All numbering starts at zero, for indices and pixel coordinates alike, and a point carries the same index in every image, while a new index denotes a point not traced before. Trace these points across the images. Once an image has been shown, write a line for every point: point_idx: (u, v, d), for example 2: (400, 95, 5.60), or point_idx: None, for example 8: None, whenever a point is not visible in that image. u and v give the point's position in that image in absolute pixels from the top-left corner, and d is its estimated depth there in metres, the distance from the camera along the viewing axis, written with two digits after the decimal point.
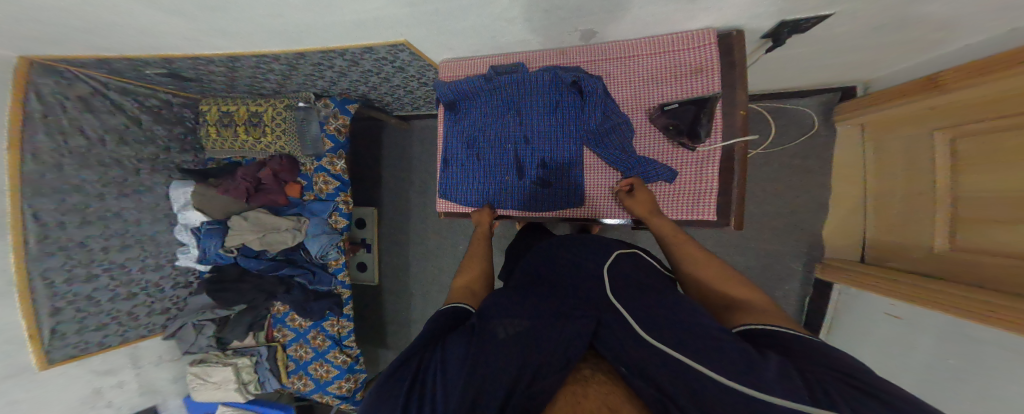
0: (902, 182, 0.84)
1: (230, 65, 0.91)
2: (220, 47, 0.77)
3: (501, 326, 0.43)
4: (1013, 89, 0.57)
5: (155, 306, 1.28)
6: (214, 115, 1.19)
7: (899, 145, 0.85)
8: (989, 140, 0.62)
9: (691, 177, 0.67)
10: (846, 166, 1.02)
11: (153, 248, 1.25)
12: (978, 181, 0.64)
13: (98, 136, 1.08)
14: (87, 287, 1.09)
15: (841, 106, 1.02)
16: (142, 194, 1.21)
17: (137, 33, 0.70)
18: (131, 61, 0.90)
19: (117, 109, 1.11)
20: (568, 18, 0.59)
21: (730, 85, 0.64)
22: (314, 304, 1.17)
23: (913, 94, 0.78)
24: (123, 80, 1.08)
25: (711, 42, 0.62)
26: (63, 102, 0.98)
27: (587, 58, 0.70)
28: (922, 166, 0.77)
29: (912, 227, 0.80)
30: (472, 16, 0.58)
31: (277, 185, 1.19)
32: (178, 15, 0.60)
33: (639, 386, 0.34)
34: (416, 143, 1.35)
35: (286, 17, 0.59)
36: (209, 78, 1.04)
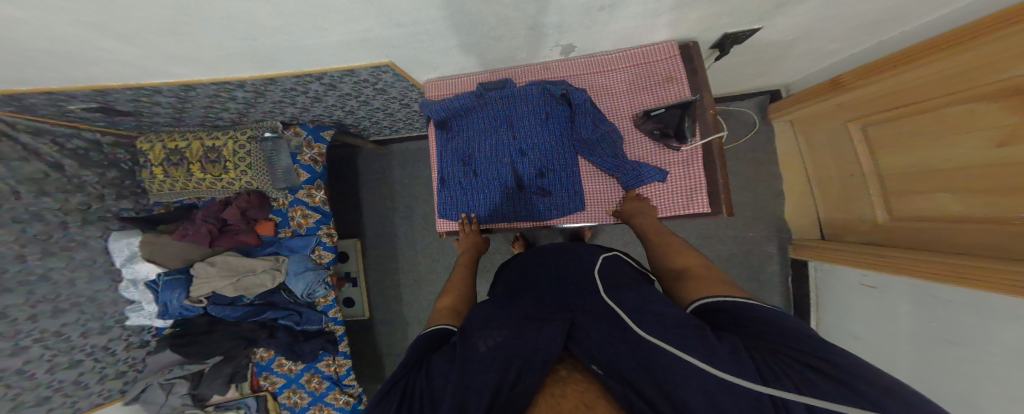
0: (834, 166, 0.96)
1: (182, 95, 0.83)
2: (171, 73, 0.70)
3: (480, 340, 0.49)
4: (911, 79, 0.68)
5: (106, 371, 1.14)
6: (160, 152, 1.06)
7: (821, 134, 0.98)
8: (904, 124, 0.73)
9: (680, 175, 0.72)
10: (788, 160, 1.14)
11: (95, 311, 1.10)
12: (897, 160, 0.76)
13: (10, 188, 0.93)
14: (13, 360, 0.93)
15: (773, 106, 1.12)
16: (73, 250, 1.05)
17: (70, 62, 0.62)
18: (51, 95, 0.79)
19: (32, 154, 0.96)
20: (552, 34, 0.61)
21: (698, 90, 0.68)
22: (304, 345, 1.10)
23: (818, 94, 0.91)
24: (40, 120, 0.94)
25: (676, 54, 0.68)
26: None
27: (569, 72, 0.73)
28: (843, 150, 0.91)
29: (852, 203, 0.93)
30: (463, 34, 0.59)
31: (246, 225, 1.09)
32: (125, 39, 0.55)
33: (614, 386, 0.38)
34: (396, 166, 1.31)
35: (261, 41, 0.58)
36: (154, 111, 0.94)
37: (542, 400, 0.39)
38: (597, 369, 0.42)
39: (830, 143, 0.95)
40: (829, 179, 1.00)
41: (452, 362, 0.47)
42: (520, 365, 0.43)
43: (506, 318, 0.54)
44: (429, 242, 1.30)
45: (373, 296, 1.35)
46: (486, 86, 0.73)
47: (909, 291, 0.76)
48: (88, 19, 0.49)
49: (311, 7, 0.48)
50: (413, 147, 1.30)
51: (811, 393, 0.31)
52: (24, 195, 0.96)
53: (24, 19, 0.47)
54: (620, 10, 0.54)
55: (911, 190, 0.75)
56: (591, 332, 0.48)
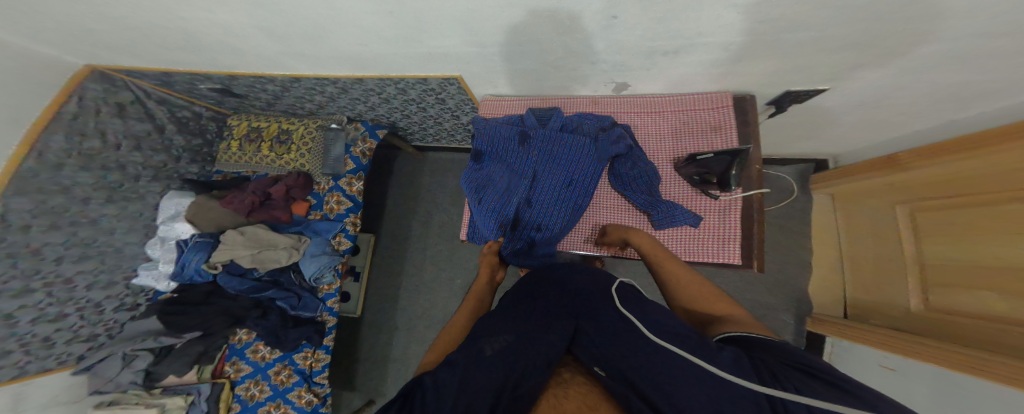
0: (872, 246, 0.91)
1: (286, 85, 1.01)
2: (289, 66, 0.88)
3: (488, 344, 0.45)
4: (957, 168, 0.69)
5: (80, 332, 1.08)
6: (243, 129, 1.24)
7: (862, 213, 0.96)
8: (946, 215, 0.72)
9: (714, 224, 0.72)
10: (819, 229, 1.10)
11: (113, 262, 1.13)
12: (942, 251, 0.72)
13: (116, 140, 1.11)
14: (15, 302, 0.93)
15: (815, 176, 1.12)
16: (130, 201, 1.16)
17: (226, 50, 0.83)
18: (196, 76, 1.01)
19: (148, 116, 1.18)
20: (609, 71, 0.72)
21: (747, 141, 0.72)
22: (290, 331, 1.06)
23: (868, 168, 0.91)
24: (167, 92, 1.17)
25: (728, 104, 0.74)
26: (99, 107, 1.06)
27: (620, 108, 0.81)
28: (885, 230, 0.88)
29: (882, 285, 0.87)
30: (530, 59, 0.71)
31: (284, 202, 1.16)
32: (278, 37, 0.74)
33: (613, 384, 0.36)
34: (427, 173, 1.40)
35: (368, 48, 0.74)
36: (257, 96, 1.13)
37: (545, 401, 0.37)
38: (600, 372, 0.39)
39: (871, 226, 0.92)
40: (861, 260, 0.94)
41: (459, 365, 0.42)
42: (527, 361, 0.41)
43: (517, 318, 0.51)
44: (441, 251, 1.31)
45: (370, 294, 1.31)
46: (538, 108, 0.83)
47: (932, 376, 0.69)
48: (261, 18, 0.67)
49: (416, 23, 0.62)
50: (447, 158, 1.39)
51: (811, 396, 0.27)
52: (120, 146, 1.13)
53: (222, 12, 0.66)
54: (681, 56, 0.63)
55: (950, 282, 0.69)
56: (596, 333, 0.44)
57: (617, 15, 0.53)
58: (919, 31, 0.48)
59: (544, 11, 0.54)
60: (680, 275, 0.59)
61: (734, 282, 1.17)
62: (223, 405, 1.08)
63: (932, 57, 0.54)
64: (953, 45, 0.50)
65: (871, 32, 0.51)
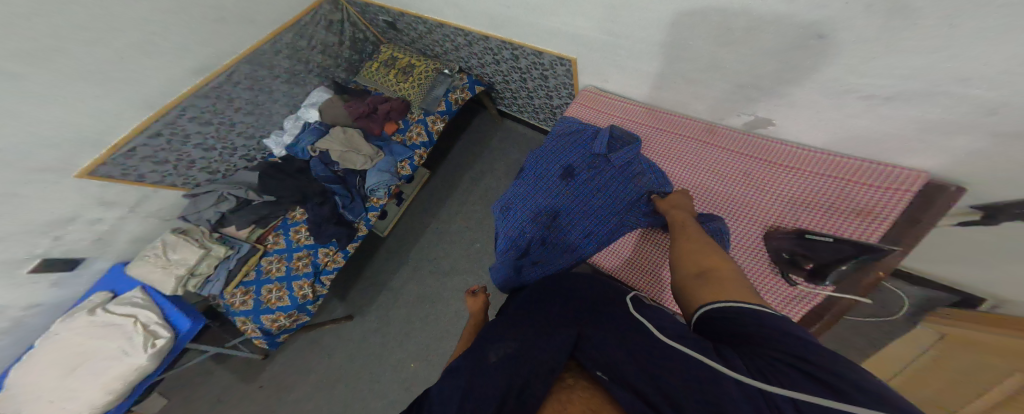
0: (939, 395, 0.66)
1: (430, 26, 1.12)
2: (440, 11, 1.00)
3: (494, 352, 0.39)
4: None
5: (211, 165, 1.21)
6: (386, 55, 1.39)
7: (949, 355, 0.69)
8: None
9: (771, 309, 0.59)
10: (880, 364, 0.85)
11: (261, 122, 1.29)
12: None
13: None
14: (197, 126, 1.10)
15: (936, 310, 0.86)
16: (298, 85, 1.35)
17: None
18: (383, 9, 1.23)
19: None
20: (756, 100, 0.65)
21: (891, 239, 0.54)
22: (329, 226, 1.13)
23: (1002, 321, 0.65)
24: (361, 19, 1.43)
25: (906, 190, 0.55)
26: (321, 21, 1.34)
27: (743, 147, 0.71)
28: (955, 379, 0.64)
29: None
30: (666, 64, 0.68)
31: (382, 119, 1.26)
32: None
33: (621, 396, 0.29)
34: (496, 138, 1.44)
35: (510, 10, 0.80)
36: (410, 31, 1.27)
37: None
38: (601, 375, 0.33)
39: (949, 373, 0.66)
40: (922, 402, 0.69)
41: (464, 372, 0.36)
42: (527, 362, 0.35)
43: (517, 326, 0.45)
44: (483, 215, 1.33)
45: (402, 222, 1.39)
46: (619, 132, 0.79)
47: None
48: None
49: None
50: (521, 132, 1.42)
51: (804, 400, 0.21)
52: (314, 45, 1.34)
53: None
54: (863, 111, 0.54)
55: None
56: (600, 341, 0.37)
57: (827, 34, 0.47)
58: None
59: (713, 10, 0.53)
60: (699, 251, 0.48)
61: None
62: (245, 269, 1.12)
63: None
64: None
65: None
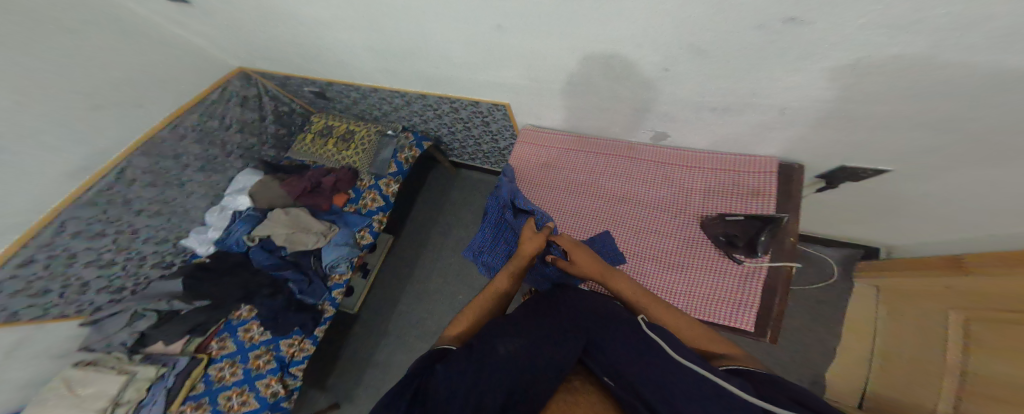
0: (911, 345, 0.82)
1: (366, 93, 1.20)
2: (374, 78, 1.06)
3: (500, 344, 0.42)
4: None
5: (112, 282, 1.14)
6: (319, 126, 1.48)
7: (913, 313, 0.86)
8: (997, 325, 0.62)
9: (731, 289, 0.65)
10: (856, 325, 1.02)
11: (177, 221, 1.27)
12: (989, 363, 0.61)
13: (230, 124, 1.38)
14: (85, 242, 1.04)
15: (864, 265, 1.07)
16: (215, 173, 1.36)
17: (332, 61, 1.04)
18: (305, 78, 1.26)
19: (258, 107, 1.45)
20: (653, 118, 0.76)
21: (786, 210, 0.68)
22: (291, 314, 1.10)
23: (932, 269, 0.85)
24: (278, 90, 1.46)
25: (772, 170, 0.71)
26: (232, 98, 1.36)
27: (656, 155, 0.81)
28: (933, 332, 0.77)
29: (915, 389, 0.76)
30: (582, 98, 0.78)
31: (329, 191, 1.27)
32: (377, 57, 0.93)
33: (621, 395, 0.37)
34: (457, 189, 1.48)
35: (440, 70, 0.88)
36: (342, 100, 1.34)
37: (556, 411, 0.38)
38: (609, 379, 0.39)
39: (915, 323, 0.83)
40: (899, 353, 0.85)
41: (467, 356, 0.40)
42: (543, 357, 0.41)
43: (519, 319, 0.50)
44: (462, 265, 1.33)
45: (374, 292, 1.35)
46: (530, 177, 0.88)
47: None
48: (370, 40, 0.85)
49: (483, 55, 0.75)
50: (479, 178, 1.49)
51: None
52: (228, 125, 1.37)
53: (345, 40, 0.89)
54: (732, 114, 0.66)
55: (986, 393, 0.59)
56: (612, 345, 0.42)
57: (668, 67, 0.59)
58: (1003, 114, 0.46)
59: (593, 54, 0.63)
60: (665, 320, 0.52)
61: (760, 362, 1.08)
62: (190, 383, 1.02)
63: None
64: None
65: (939, 110, 0.50)
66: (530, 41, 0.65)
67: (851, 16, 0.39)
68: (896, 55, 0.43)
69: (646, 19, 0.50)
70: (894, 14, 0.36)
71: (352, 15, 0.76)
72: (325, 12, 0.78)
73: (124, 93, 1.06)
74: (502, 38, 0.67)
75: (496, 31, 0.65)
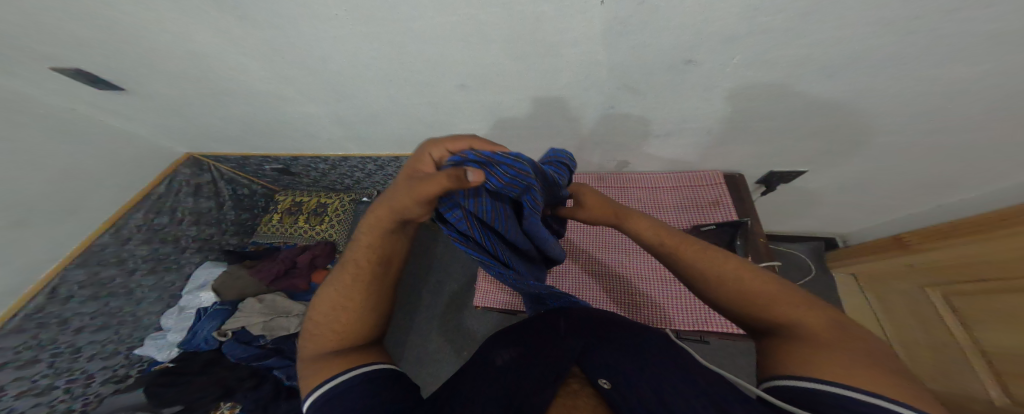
0: (921, 330, 0.89)
1: (336, 163, 1.22)
2: (345, 147, 1.09)
3: (500, 356, 0.46)
4: (983, 253, 0.73)
5: (55, 407, 1.01)
6: (288, 203, 1.46)
7: (893, 296, 0.97)
8: (976, 299, 0.75)
9: None
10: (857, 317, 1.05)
11: (125, 332, 1.18)
12: (1000, 339, 0.70)
13: (181, 217, 1.32)
14: (17, 373, 0.93)
15: (830, 255, 1.16)
16: (167, 271, 1.30)
17: (298, 136, 1.07)
18: (266, 157, 1.25)
19: (215, 194, 1.40)
20: (612, 149, 0.83)
21: (747, 215, 0.76)
22: (282, 404, 1.03)
23: (880, 251, 0.98)
24: (237, 173, 1.40)
25: (723, 181, 0.81)
26: (182, 188, 1.28)
27: (624, 182, 0.88)
28: (926, 313, 0.88)
29: (953, 375, 0.81)
30: (550, 140, 0.85)
31: (307, 270, 1.26)
32: (346, 127, 0.96)
33: (619, 403, 0.34)
34: (442, 243, 1.45)
35: (413, 131, 0.92)
36: (309, 174, 1.34)
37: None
38: (606, 383, 0.37)
39: (907, 306, 0.93)
40: (915, 342, 0.91)
41: (469, 383, 0.42)
42: (537, 368, 0.41)
43: (513, 334, 0.51)
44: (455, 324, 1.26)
45: None
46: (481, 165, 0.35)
47: None
48: (336, 110, 0.88)
49: (450, 113, 0.82)
50: None
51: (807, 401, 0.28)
52: (180, 218, 1.31)
53: (310, 113, 0.92)
54: (673, 138, 0.75)
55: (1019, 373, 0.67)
56: (611, 351, 0.42)
57: (613, 105, 0.68)
58: (874, 106, 0.58)
59: (548, 101, 0.70)
60: (704, 269, 0.44)
61: None
62: None
63: (909, 128, 0.61)
64: (913, 115, 0.58)
65: (830, 114, 0.61)
66: (492, 96, 0.72)
67: (742, 42, 0.49)
68: (782, 72, 0.53)
69: (585, 67, 0.59)
70: (772, 38, 0.47)
71: (321, 92, 0.81)
72: (291, 91, 0.82)
73: (66, 198, 1.00)
74: (467, 95, 0.73)
75: (460, 89, 0.72)
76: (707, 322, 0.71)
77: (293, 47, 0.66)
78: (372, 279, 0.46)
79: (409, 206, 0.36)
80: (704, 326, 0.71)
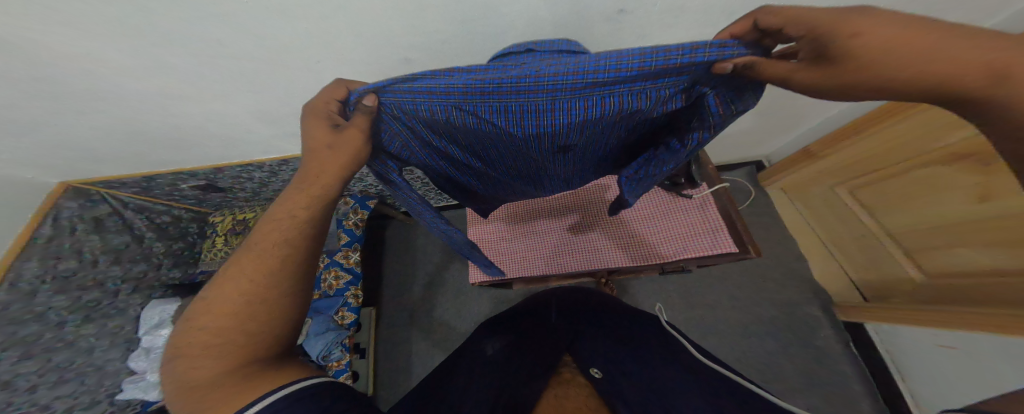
0: (842, 226, 1.09)
1: (274, 169, 1.08)
2: (278, 148, 0.94)
3: (489, 346, 0.55)
4: (872, 146, 0.92)
5: None
6: (228, 224, 1.30)
7: (818, 202, 1.15)
8: (876, 190, 0.96)
9: (697, 218, 0.79)
10: (795, 226, 1.23)
11: (94, 381, 1.05)
12: (901, 218, 0.93)
13: (92, 257, 1.08)
14: None
15: (762, 174, 1.29)
16: (102, 319, 1.10)
17: (218, 145, 0.90)
18: (177, 175, 1.04)
19: (125, 227, 1.16)
20: None
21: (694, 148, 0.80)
22: None
23: (795, 164, 1.15)
24: (146, 199, 1.18)
25: None
26: (75, 224, 1.02)
27: None
28: (841, 212, 1.08)
29: (877, 263, 1.02)
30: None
31: None
32: (270, 123, 0.82)
33: (607, 389, 0.39)
34: (420, 235, 1.40)
35: None
36: (243, 186, 1.19)
37: (546, 402, 0.38)
38: (597, 372, 0.43)
39: (829, 208, 1.12)
40: (843, 241, 1.10)
41: (465, 365, 0.52)
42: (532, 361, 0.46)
43: (510, 326, 0.61)
44: (459, 310, 1.27)
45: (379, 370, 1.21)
46: (383, 85, 0.37)
47: (983, 344, 0.75)
48: (253, 105, 0.73)
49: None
50: None
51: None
52: (88, 258, 1.07)
53: (219, 111, 0.74)
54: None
55: (929, 246, 0.88)
56: (599, 342, 0.50)
57: None
58: None
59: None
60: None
61: (753, 272, 1.19)
62: None
63: None
64: None
65: None
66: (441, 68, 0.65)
67: None
68: (720, 10, 0.54)
69: (530, 26, 0.54)
70: None
71: (235, 85, 0.66)
72: (190, 87, 0.65)
73: None
74: (413, 70, 0.64)
75: (404, 64, 0.62)
76: (684, 248, 0.78)
77: (186, 31, 0.52)
78: (275, 269, 0.38)
79: (328, 148, 0.39)
80: (681, 253, 0.77)
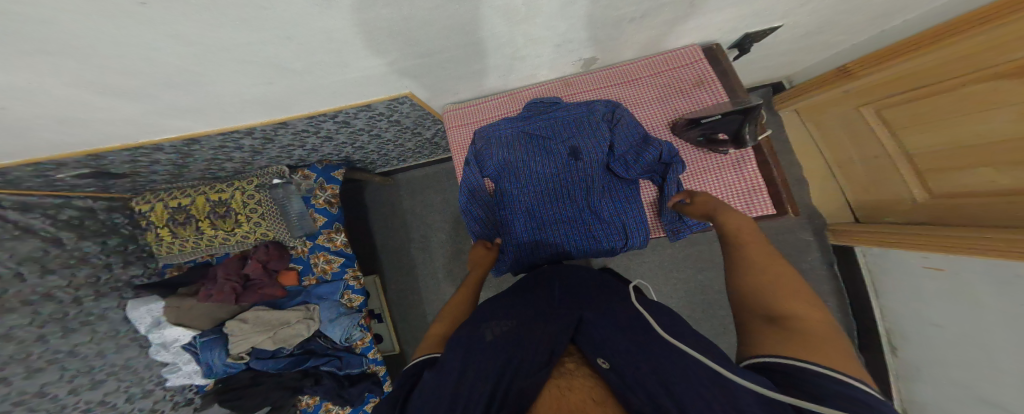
0: (852, 146, 0.99)
1: (183, 150, 0.79)
2: (172, 127, 0.66)
3: (488, 330, 0.45)
4: (945, 55, 0.69)
5: None
6: (162, 212, 1.03)
7: (832, 122, 1.02)
8: (903, 110, 0.82)
9: (733, 179, 0.65)
10: (800, 148, 1.14)
11: (130, 376, 1.04)
12: (930, 138, 0.78)
13: (13, 270, 0.85)
14: None
15: (780, 97, 1.15)
16: (90, 323, 0.99)
17: (72, 128, 0.59)
18: (39, 166, 0.75)
19: (27, 232, 0.88)
20: (576, 50, 0.62)
21: (733, 89, 0.67)
22: (351, 389, 1.02)
23: (823, 84, 0.98)
24: (31, 193, 0.87)
25: (701, 57, 0.69)
26: None
27: (596, 86, 0.73)
28: (859, 130, 0.94)
29: (883, 185, 0.93)
30: (489, 57, 0.58)
31: (269, 277, 1.01)
32: (129, 99, 0.52)
33: (614, 381, 0.32)
34: (405, 196, 1.29)
35: (276, 85, 0.55)
36: (153, 170, 0.90)
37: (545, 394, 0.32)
38: (604, 362, 0.35)
39: (841, 127, 0.99)
40: (850, 165, 1.01)
41: (459, 353, 0.42)
42: (519, 357, 0.38)
43: (518, 307, 0.50)
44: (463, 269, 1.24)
45: (401, 330, 1.26)
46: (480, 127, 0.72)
47: (985, 272, 0.68)
48: (88, 76, 0.44)
49: (330, 46, 0.46)
50: (419, 175, 1.29)
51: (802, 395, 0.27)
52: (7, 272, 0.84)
53: (18, 85, 0.43)
54: (651, 18, 0.55)
55: (951, 166, 0.75)
56: (608, 327, 0.40)
57: None
58: None
59: (492, 0, 0.40)
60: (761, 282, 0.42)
61: None
62: None
63: None
64: None
65: None
66: (380, 11, 0.39)
67: None
68: None
69: None
70: None
71: (28, 54, 0.37)
72: None
73: None
74: (344, 17, 0.39)
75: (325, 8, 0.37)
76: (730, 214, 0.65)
77: None
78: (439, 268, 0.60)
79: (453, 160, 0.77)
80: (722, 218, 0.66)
